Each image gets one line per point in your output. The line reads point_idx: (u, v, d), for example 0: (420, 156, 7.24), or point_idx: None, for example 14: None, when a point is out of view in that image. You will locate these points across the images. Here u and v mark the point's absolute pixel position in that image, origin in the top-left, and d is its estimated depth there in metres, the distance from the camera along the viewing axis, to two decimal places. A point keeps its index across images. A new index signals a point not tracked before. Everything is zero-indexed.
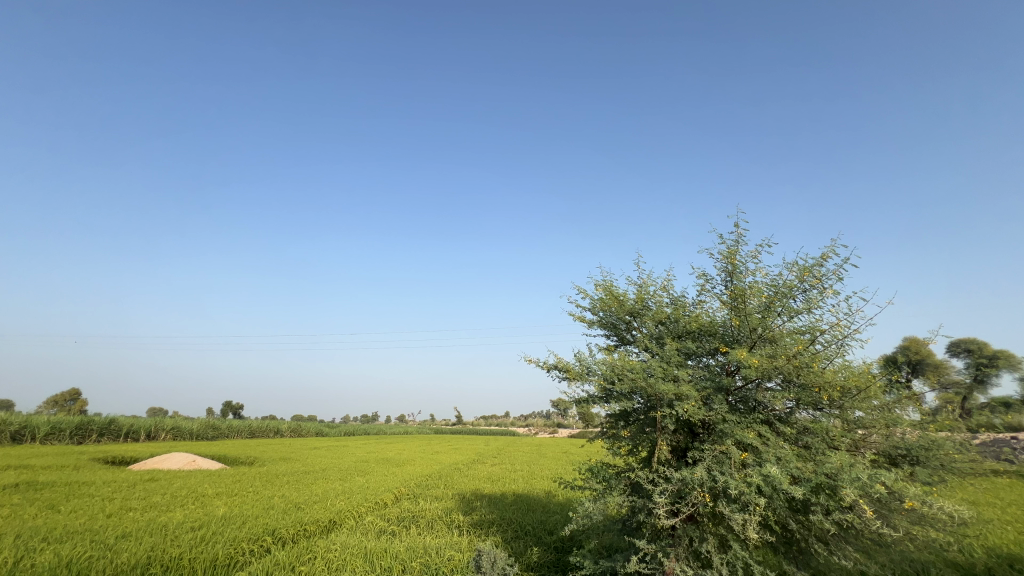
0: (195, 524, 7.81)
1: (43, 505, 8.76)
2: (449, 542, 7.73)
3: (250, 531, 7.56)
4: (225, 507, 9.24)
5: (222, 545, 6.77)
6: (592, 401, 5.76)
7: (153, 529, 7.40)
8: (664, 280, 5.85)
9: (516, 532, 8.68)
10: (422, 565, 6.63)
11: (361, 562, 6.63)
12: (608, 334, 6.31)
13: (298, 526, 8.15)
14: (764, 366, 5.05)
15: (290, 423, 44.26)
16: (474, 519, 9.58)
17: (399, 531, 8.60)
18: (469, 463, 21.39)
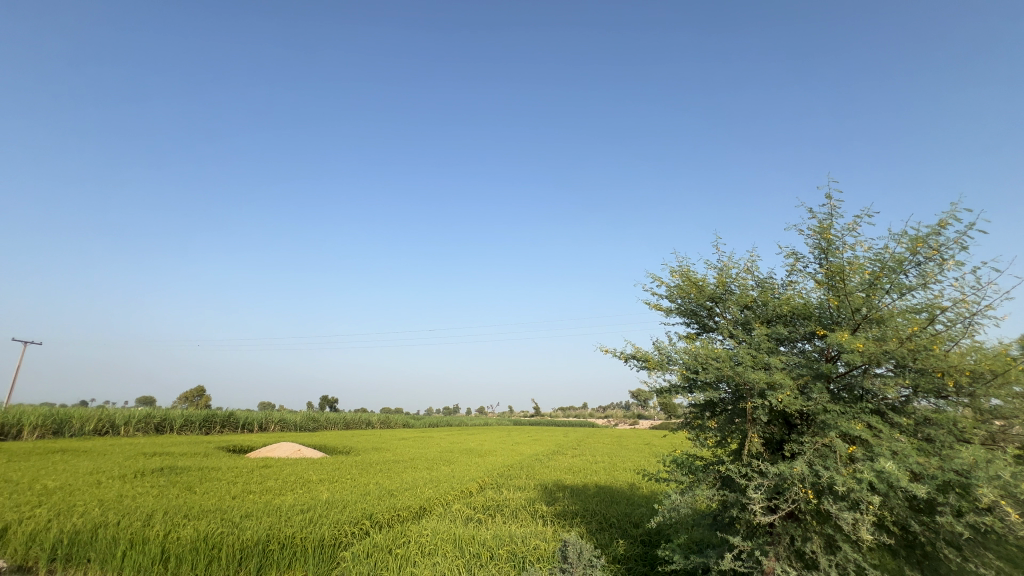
0: (304, 506, 8.61)
1: (181, 487, 10.13)
2: (534, 531, 7.85)
3: (351, 515, 8.19)
4: (328, 492, 10.08)
5: (327, 527, 7.41)
6: (674, 391, 5.55)
7: (269, 510, 8.27)
8: (748, 262, 5.47)
9: (601, 524, 8.63)
10: (509, 553, 6.80)
11: (452, 548, 6.94)
12: (688, 322, 6.03)
13: (392, 511, 8.69)
14: (871, 350, 4.56)
15: (380, 415, 47.44)
16: (558, 510, 9.64)
17: (485, 519, 8.87)
18: (550, 454, 21.52)
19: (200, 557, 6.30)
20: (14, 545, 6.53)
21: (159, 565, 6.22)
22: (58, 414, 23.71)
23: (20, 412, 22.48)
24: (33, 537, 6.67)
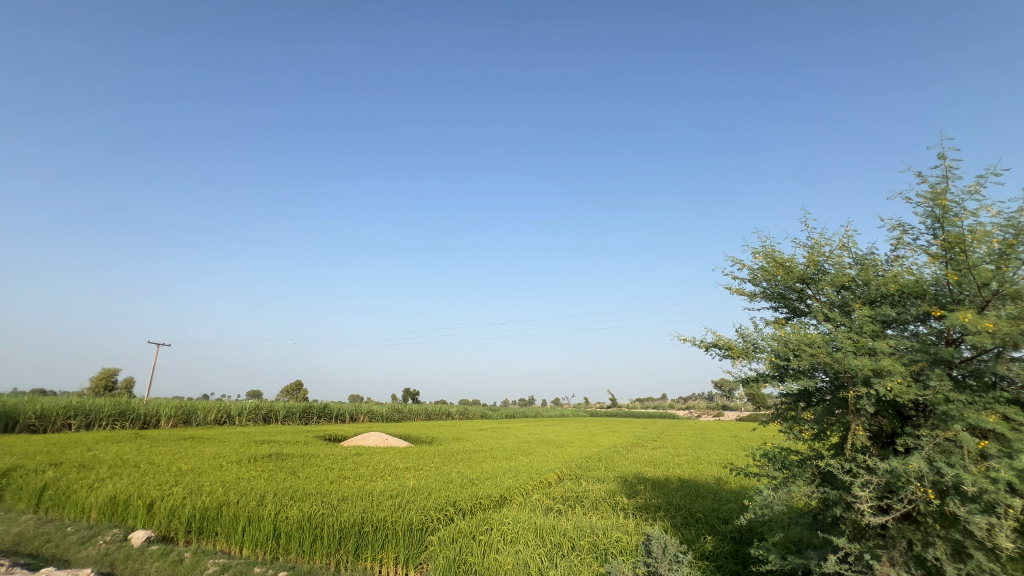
0: (393, 492, 9.16)
1: (287, 471, 11.21)
2: (616, 524, 7.72)
3: (437, 501, 8.57)
4: (415, 479, 10.63)
5: (415, 512, 7.83)
6: (762, 381, 5.17)
7: (363, 495, 8.90)
8: (844, 237, 4.94)
9: (686, 518, 8.32)
10: (591, 545, 6.75)
11: (533, 537, 7.03)
12: (776, 306, 5.58)
13: (475, 499, 8.96)
14: (1004, 331, 3.93)
15: (459, 407, 49.24)
16: (640, 503, 9.41)
17: (565, 510, 8.89)
18: (629, 446, 21.05)
19: (306, 535, 7.02)
20: (160, 518, 7.70)
21: (273, 541, 7.07)
22: (186, 406, 27.15)
23: (157, 405, 26.03)
24: (173, 512, 7.73)
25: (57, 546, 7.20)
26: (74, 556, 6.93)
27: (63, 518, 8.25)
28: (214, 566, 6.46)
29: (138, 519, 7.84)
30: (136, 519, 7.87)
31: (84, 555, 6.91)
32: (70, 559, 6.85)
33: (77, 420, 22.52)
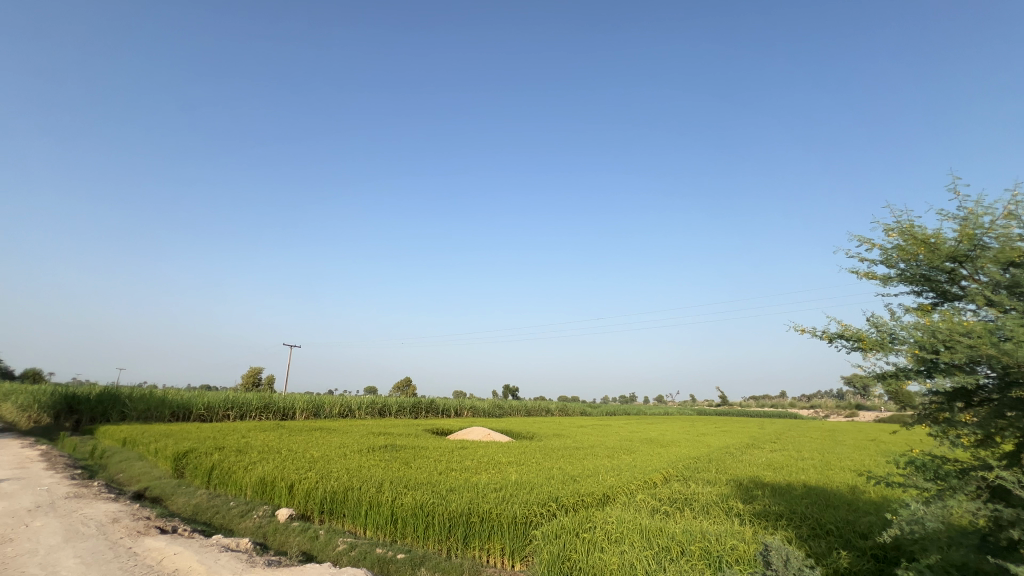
0: (497, 485, 9.46)
1: (401, 462, 12.13)
2: (731, 530, 7.20)
3: (539, 496, 8.69)
4: (517, 473, 10.89)
5: (519, 505, 8.01)
6: (904, 377, 4.47)
7: (469, 486, 9.31)
8: (1011, 204, 4.07)
9: (814, 530, 7.50)
10: (703, 551, 6.37)
11: (639, 538, 6.83)
12: (919, 290, 4.78)
13: (577, 496, 8.93)
14: None
15: (558, 403, 49.50)
16: (758, 509, 8.67)
17: (672, 512, 8.50)
18: (743, 447, 19.48)
19: (419, 522, 7.54)
20: (299, 498, 8.78)
21: (391, 525, 7.70)
22: (316, 400, 30.66)
23: (293, 399, 29.72)
24: (309, 494, 8.76)
25: (224, 518, 8.57)
26: (237, 527, 8.19)
27: (227, 494, 9.78)
28: (343, 544, 7.20)
29: (282, 499, 9.03)
30: (280, 498, 9.06)
31: (244, 526, 8.13)
32: (234, 529, 8.11)
33: (234, 412, 26.54)
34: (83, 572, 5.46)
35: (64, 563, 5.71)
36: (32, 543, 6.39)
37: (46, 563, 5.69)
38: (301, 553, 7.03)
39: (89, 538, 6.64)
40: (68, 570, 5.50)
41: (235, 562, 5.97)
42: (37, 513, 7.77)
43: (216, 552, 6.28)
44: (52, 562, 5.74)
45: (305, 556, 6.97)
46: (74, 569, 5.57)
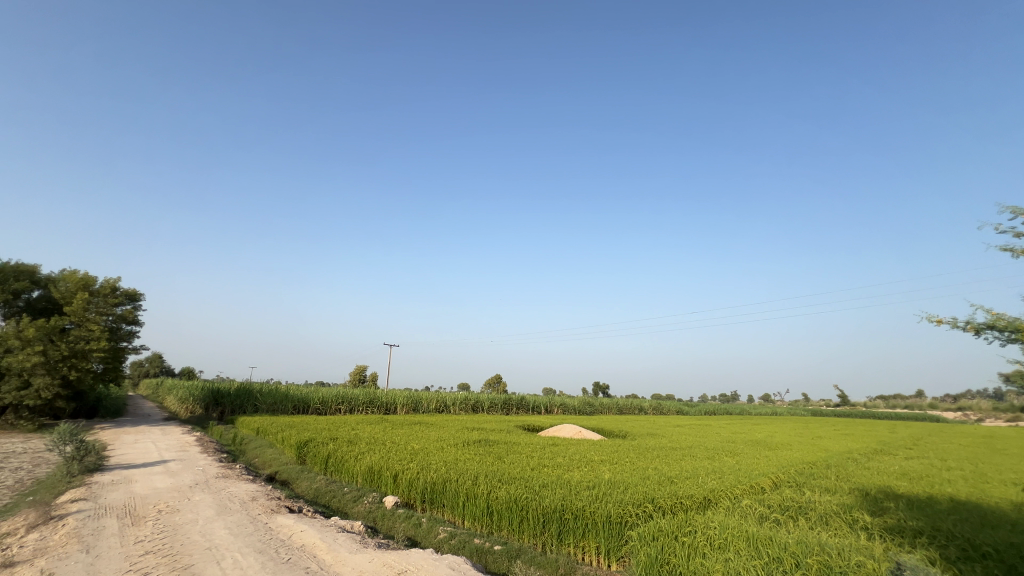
0: (590, 483, 9.38)
1: (495, 456, 12.50)
2: (855, 545, 6.45)
3: (634, 496, 8.46)
4: (610, 472, 10.69)
5: (613, 504, 7.87)
6: None
7: (561, 483, 9.33)
8: None
9: (964, 551, 6.44)
10: (821, 564, 5.79)
11: (746, 546, 6.38)
12: None
13: (675, 498, 8.55)
14: None
15: (651, 402, 47.73)
16: (890, 523, 7.65)
17: (784, 521, 7.80)
18: (870, 453, 17.27)
19: (513, 516, 7.71)
20: (403, 487, 9.42)
21: (487, 517, 7.96)
22: (415, 396, 32.65)
23: (395, 395, 31.95)
24: (412, 483, 9.37)
25: (340, 501, 9.47)
26: (351, 510, 9.00)
27: (342, 480, 10.78)
28: (444, 533, 7.58)
29: (388, 487, 9.76)
30: (386, 486, 9.80)
31: (357, 510, 8.91)
32: (348, 512, 8.93)
33: (345, 406, 29.19)
34: (232, 541, 6.36)
35: (218, 533, 6.70)
36: (194, 513, 7.59)
37: (204, 532, 6.72)
38: (406, 538, 7.55)
39: (235, 512, 7.71)
40: (220, 539, 6.44)
41: (351, 542, 6.58)
42: (196, 488, 9.20)
43: (334, 532, 6.96)
44: (208, 530, 6.77)
45: (410, 541, 7.46)
46: (225, 538, 6.51)
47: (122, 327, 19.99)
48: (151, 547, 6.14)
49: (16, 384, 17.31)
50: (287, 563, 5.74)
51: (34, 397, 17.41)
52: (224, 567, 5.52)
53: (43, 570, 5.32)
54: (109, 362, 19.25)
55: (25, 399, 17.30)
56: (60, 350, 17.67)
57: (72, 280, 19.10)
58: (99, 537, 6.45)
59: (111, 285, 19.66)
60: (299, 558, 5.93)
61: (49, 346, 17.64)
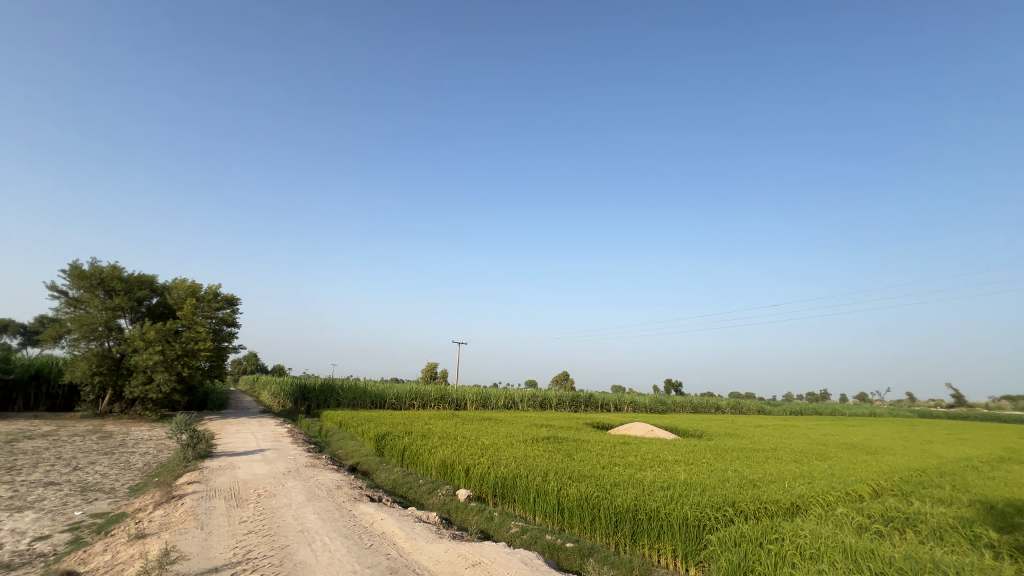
0: (665, 484, 9.05)
1: (564, 454, 12.44)
2: (977, 565, 5.68)
3: (713, 499, 8.05)
4: (686, 473, 10.26)
5: (690, 507, 7.54)
6: None
7: (634, 483, 9.09)
8: None
9: None
10: None
11: (842, 558, 5.84)
12: None
13: (759, 503, 8.03)
14: None
15: (728, 400, 45.22)
16: (1021, 542, 6.68)
17: (888, 533, 7.05)
18: (995, 461, 15.14)
19: (585, 514, 7.63)
20: (475, 481, 9.65)
21: (558, 514, 7.93)
22: (483, 392, 33.36)
23: (465, 391, 32.84)
24: (483, 478, 9.59)
25: (416, 492, 9.89)
26: (427, 501, 9.37)
27: (417, 472, 11.26)
28: (516, 527, 7.67)
29: (460, 480, 10.03)
30: (459, 480, 10.09)
31: (432, 502, 9.26)
32: (424, 504, 9.29)
33: (418, 401, 30.46)
34: (321, 525, 6.86)
35: (308, 517, 7.26)
36: (288, 498, 8.28)
37: (297, 516, 7.29)
38: (479, 531, 7.72)
39: (322, 499, 8.31)
40: (311, 522, 6.97)
41: (427, 532, 6.84)
42: (289, 475, 10.03)
43: (411, 521, 7.28)
44: (300, 515, 7.34)
45: (483, 534, 7.62)
46: (315, 522, 7.02)
47: (224, 328, 22.22)
48: (253, 527, 6.77)
49: (142, 380, 19.83)
50: (370, 549, 6.09)
51: (156, 391, 19.86)
52: (314, 549, 5.96)
53: (167, 542, 6.05)
54: (214, 360, 21.50)
55: (149, 393, 19.78)
56: (175, 350, 19.99)
57: (182, 287, 21.52)
58: (210, 516, 7.23)
59: (213, 292, 21.90)
60: (380, 544, 6.26)
61: (167, 346, 20.01)
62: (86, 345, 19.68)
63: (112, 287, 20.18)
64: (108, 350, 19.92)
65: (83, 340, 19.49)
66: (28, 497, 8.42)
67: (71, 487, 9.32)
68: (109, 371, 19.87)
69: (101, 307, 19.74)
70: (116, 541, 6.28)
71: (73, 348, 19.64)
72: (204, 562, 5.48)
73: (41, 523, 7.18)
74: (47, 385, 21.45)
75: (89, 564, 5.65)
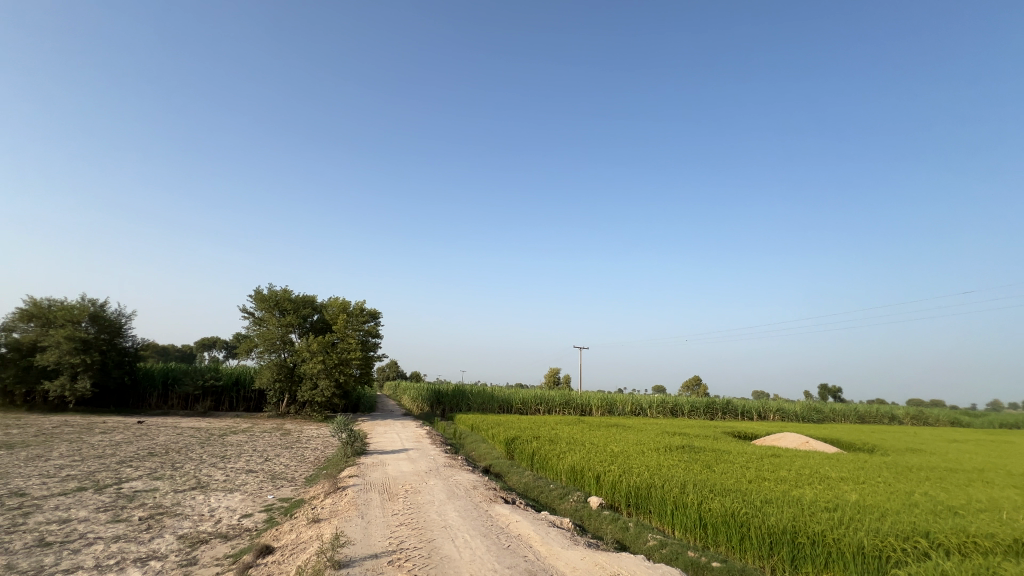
0: (829, 505, 7.86)
1: (703, 465, 11.51)
2: None
3: (896, 527, 6.76)
4: (856, 493, 8.80)
5: (866, 534, 6.43)
6: None
7: (790, 501, 8.04)
8: None
9: None
10: None
11: None
12: None
13: (963, 535, 6.53)
14: None
15: (906, 409, 38.03)
16: None
17: None
18: None
19: (732, 532, 6.93)
20: (606, 489, 9.42)
21: (700, 530, 7.32)
22: (609, 398, 32.63)
23: (589, 397, 32.48)
24: (615, 486, 9.33)
25: (548, 497, 9.97)
26: (558, 507, 9.36)
27: (547, 477, 11.34)
28: (653, 540, 7.26)
29: (591, 488, 9.87)
30: (589, 487, 9.94)
31: (564, 507, 9.23)
32: (556, 509, 9.32)
33: (543, 406, 30.91)
34: (461, 523, 7.25)
35: (450, 514, 7.73)
36: (431, 495, 8.93)
37: (440, 512, 7.83)
38: (615, 541, 7.47)
39: (461, 498, 8.80)
40: (452, 520, 7.41)
41: (562, 537, 6.82)
42: (430, 474, 10.83)
43: (545, 526, 7.34)
44: (443, 512, 7.86)
45: (619, 545, 7.36)
46: (457, 520, 7.45)
47: (369, 340, 24.99)
48: (403, 520, 7.42)
49: (310, 385, 23.18)
50: (508, 549, 6.25)
51: (320, 395, 23.06)
52: (457, 545, 6.32)
53: (337, 527, 6.92)
54: (363, 368, 24.27)
55: (315, 397, 23.03)
56: (333, 359, 23.02)
57: (336, 305, 24.74)
58: (368, 507, 8.10)
59: (359, 307, 24.77)
60: (517, 546, 6.40)
61: (326, 356, 23.14)
62: (269, 356, 23.64)
63: (284, 307, 23.97)
64: (284, 360, 23.69)
65: (266, 352, 23.45)
66: (236, 481, 10.33)
67: (264, 475, 11.22)
68: (285, 377, 23.61)
69: (277, 324, 23.56)
70: (299, 523, 7.35)
71: (259, 359, 23.74)
72: (366, 548, 6.14)
73: (245, 504, 8.73)
74: (243, 389, 26.20)
75: (280, 541, 6.70)
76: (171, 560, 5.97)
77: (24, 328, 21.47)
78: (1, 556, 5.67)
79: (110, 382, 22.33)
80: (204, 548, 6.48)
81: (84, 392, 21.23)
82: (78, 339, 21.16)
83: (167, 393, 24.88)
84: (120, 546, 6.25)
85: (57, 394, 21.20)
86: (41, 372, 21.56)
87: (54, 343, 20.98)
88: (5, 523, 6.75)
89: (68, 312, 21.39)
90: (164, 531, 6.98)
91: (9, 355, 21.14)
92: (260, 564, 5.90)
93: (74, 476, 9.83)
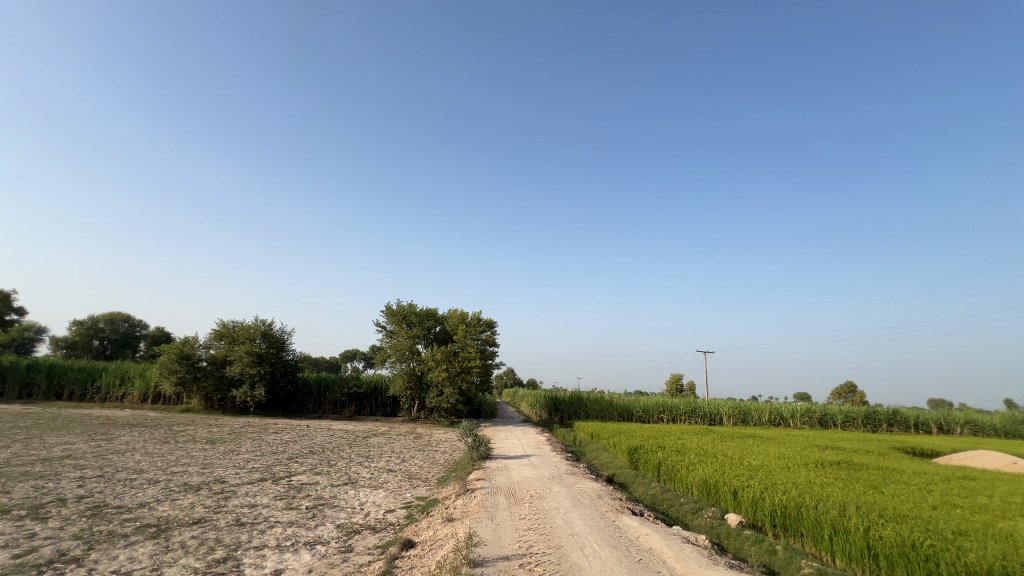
0: None
1: (867, 485, 9.86)
2: None
3: None
4: None
5: None
6: None
7: (995, 536, 6.53)
8: None
9: None
10: None
11: None
12: None
13: None
14: None
15: None
16: None
17: None
18: None
19: (914, 566, 5.77)
20: (747, 507, 8.56)
21: (870, 560, 6.24)
22: (742, 407, 29.77)
23: (718, 405, 30.02)
24: (756, 505, 8.46)
25: (678, 512, 9.34)
26: (691, 522, 8.74)
27: (676, 489, 10.66)
28: (809, 568, 6.39)
29: (728, 504, 9.05)
30: (726, 503, 9.14)
31: (698, 523, 8.59)
32: (690, 524, 8.70)
33: (666, 415, 29.29)
34: (589, 532, 7.15)
35: (576, 522, 7.67)
36: (555, 502, 8.95)
37: (566, 519, 7.82)
38: (761, 565, 6.72)
39: (586, 506, 8.68)
40: (579, 528, 7.33)
41: (699, 556, 6.34)
42: (554, 481, 10.85)
43: (679, 542, 6.90)
44: (569, 519, 7.83)
45: (767, 569, 6.60)
46: (584, 528, 7.34)
47: (487, 348, 26.04)
48: (530, 525, 7.54)
49: (436, 392, 24.84)
50: (640, 563, 5.99)
51: (446, 401, 24.59)
52: (586, 554, 6.24)
53: (469, 527, 7.28)
54: (483, 375, 25.33)
55: (441, 403, 24.63)
56: (455, 368, 24.40)
57: (455, 316, 26.35)
58: (496, 510, 8.39)
59: (477, 317, 26.05)
60: (649, 560, 6.13)
61: (449, 365, 24.59)
62: (400, 366, 25.86)
63: (411, 320, 26.09)
64: (413, 368, 25.70)
65: (398, 361, 25.67)
66: (379, 479, 11.46)
67: (402, 475, 12.26)
68: (415, 385, 25.64)
69: (406, 336, 25.73)
70: (435, 521, 7.87)
71: (393, 367, 26.08)
72: (497, 550, 6.35)
73: (389, 500, 9.61)
74: (380, 396, 29.07)
75: (420, 536, 7.25)
76: (332, 546, 6.78)
77: (218, 345, 26.29)
78: (211, 530, 6.98)
79: (279, 389, 26.34)
80: (357, 537, 7.25)
81: (260, 398, 25.36)
82: (254, 353, 25.38)
83: (321, 398, 28.64)
84: (295, 530, 7.29)
85: (242, 400, 25.63)
86: (230, 381, 26.24)
87: (237, 357, 25.42)
88: (214, 504, 8.33)
89: (247, 331, 25.72)
90: (326, 520, 7.99)
91: (209, 367, 26.08)
92: (404, 556, 6.42)
93: (258, 468, 11.78)
